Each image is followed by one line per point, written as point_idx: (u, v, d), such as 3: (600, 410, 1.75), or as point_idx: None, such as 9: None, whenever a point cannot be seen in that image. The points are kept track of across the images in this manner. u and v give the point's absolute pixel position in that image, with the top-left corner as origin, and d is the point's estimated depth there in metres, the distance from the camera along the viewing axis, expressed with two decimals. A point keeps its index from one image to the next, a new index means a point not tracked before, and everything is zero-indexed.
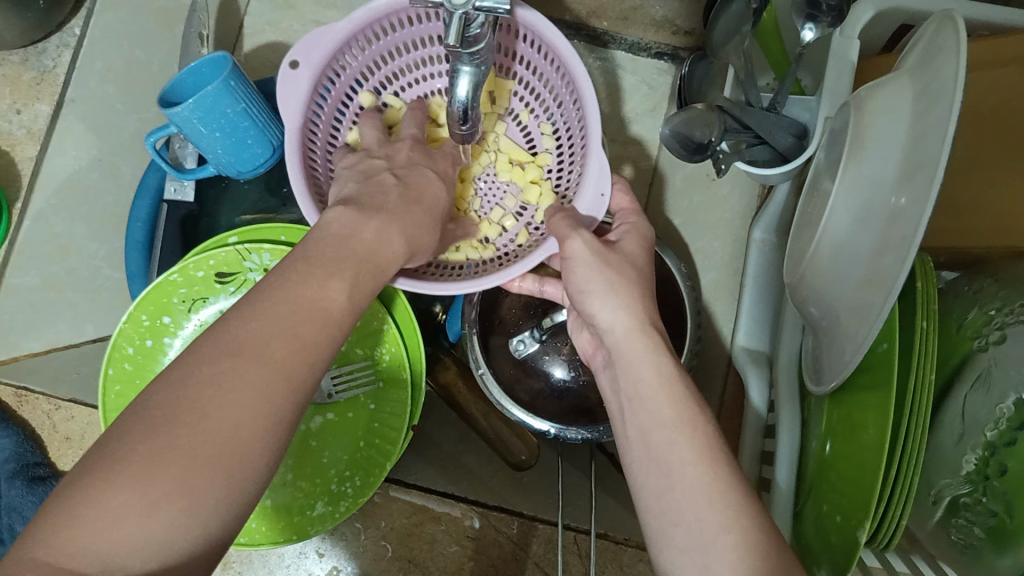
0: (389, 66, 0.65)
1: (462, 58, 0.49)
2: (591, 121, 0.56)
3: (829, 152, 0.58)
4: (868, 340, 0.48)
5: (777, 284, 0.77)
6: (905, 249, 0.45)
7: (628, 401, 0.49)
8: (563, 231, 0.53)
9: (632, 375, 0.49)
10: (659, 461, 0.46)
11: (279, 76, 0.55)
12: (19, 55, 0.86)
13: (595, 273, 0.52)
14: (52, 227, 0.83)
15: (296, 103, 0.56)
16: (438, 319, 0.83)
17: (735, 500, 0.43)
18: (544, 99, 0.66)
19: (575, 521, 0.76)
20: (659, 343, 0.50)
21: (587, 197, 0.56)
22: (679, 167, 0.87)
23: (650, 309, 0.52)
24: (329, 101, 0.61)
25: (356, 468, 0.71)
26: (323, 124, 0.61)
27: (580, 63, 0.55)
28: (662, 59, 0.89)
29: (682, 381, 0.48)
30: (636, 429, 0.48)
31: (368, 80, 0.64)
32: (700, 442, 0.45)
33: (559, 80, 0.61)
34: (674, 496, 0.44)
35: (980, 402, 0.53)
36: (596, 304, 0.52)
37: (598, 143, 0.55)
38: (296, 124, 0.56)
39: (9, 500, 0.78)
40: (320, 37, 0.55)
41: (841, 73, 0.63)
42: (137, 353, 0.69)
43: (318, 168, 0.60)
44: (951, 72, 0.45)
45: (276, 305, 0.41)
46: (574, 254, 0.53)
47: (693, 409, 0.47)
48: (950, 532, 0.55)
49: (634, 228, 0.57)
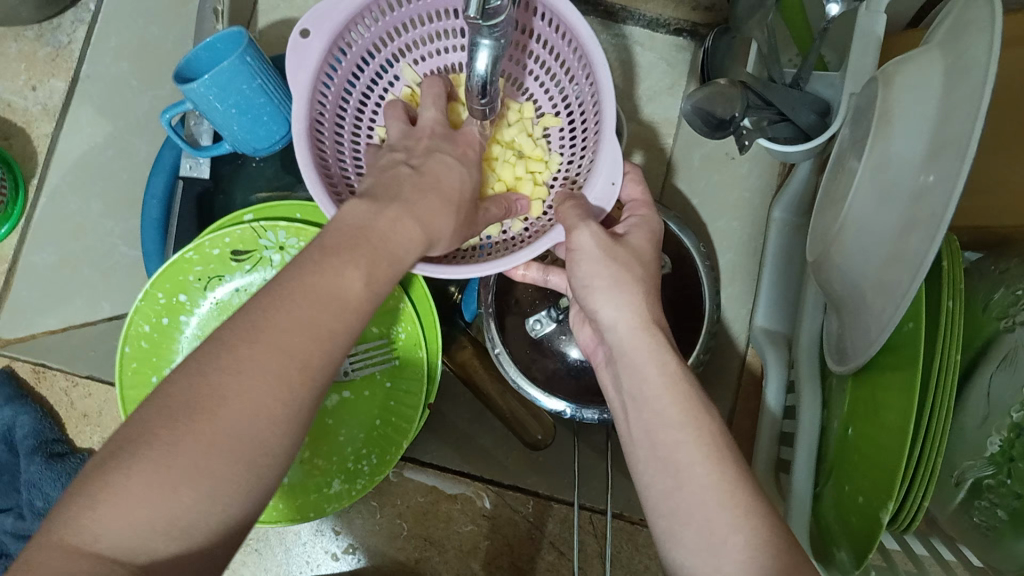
0: (399, 41, 0.64)
1: (481, 31, 0.47)
2: (605, 113, 0.55)
3: (855, 130, 0.57)
4: (895, 319, 0.47)
5: (798, 264, 0.76)
6: (934, 227, 0.44)
7: (632, 402, 0.48)
8: (569, 222, 0.52)
9: (635, 375, 0.48)
10: (661, 458, 0.45)
11: (289, 45, 0.54)
12: (33, 31, 0.86)
13: (600, 267, 0.51)
14: (69, 204, 0.83)
15: (303, 76, 0.54)
16: (454, 299, 0.82)
17: (744, 498, 0.43)
18: (556, 75, 0.64)
19: (590, 501, 0.77)
20: (662, 341, 0.49)
21: (598, 185, 0.55)
22: (698, 146, 0.86)
23: (654, 311, 0.51)
24: (338, 76, 0.60)
25: (371, 446, 0.72)
26: (334, 95, 0.60)
27: (598, 49, 0.53)
28: (681, 36, 0.88)
29: (687, 381, 0.47)
30: (642, 428, 0.47)
31: (377, 58, 0.63)
32: (706, 443, 0.45)
33: (577, 63, 0.60)
34: (683, 497, 0.43)
35: (1005, 382, 0.52)
36: (598, 302, 0.51)
37: (612, 132, 0.54)
38: (305, 95, 0.55)
39: (29, 477, 0.77)
40: (332, 10, 0.54)
41: (866, 49, 0.62)
42: (153, 330, 0.69)
43: (326, 140, 0.60)
44: (985, 45, 0.44)
45: (310, 279, 0.41)
46: (580, 246, 0.51)
47: (698, 407, 0.46)
48: (972, 514, 0.54)
49: (643, 221, 0.56)
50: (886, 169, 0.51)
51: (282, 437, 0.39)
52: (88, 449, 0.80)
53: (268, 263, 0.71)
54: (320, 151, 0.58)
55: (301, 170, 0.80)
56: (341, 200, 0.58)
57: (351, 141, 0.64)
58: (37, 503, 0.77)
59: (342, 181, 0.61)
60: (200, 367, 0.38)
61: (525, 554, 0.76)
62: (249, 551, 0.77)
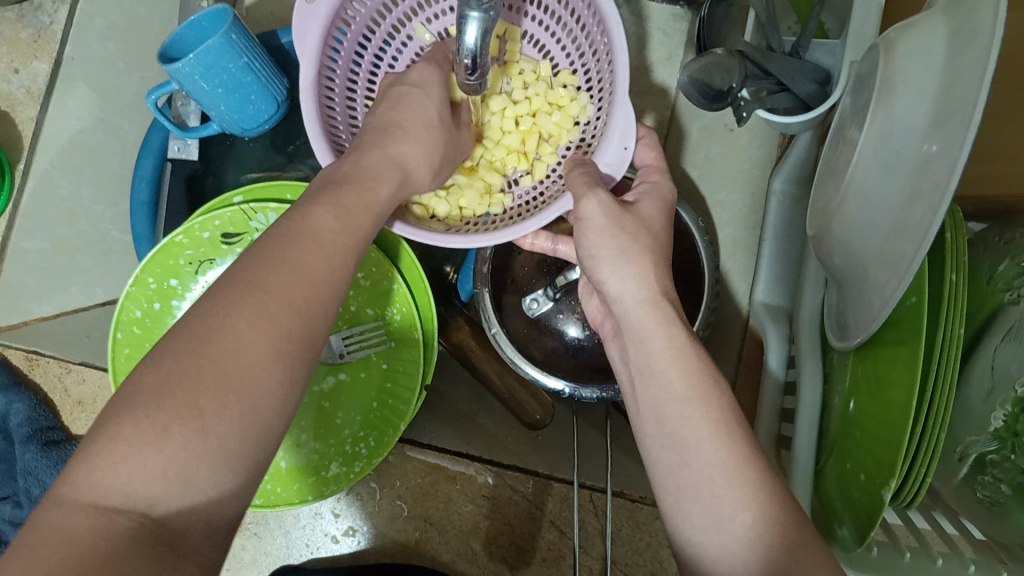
0: (401, 8, 0.63)
1: (469, 2, 0.46)
2: (619, 77, 0.53)
3: (857, 97, 0.55)
4: (898, 294, 0.46)
5: (800, 237, 0.75)
6: (938, 199, 0.43)
7: (640, 375, 0.47)
8: (580, 189, 0.51)
9: (643, 347, 0.47)
10: (671, 434, 0.44)
11: (296, 8, 0.52)
12: (15, 12, 0.84)
13: (606, 238, 0.50)
14: (57, 188, 0.82)
15: (311, 40, 0.53)
16: (449, 278, 0.83)
17: (753, 476, 0.42)
18: (568, 26, 0.62)
19: (590, 479, 0.76)
20: (671, 314, 0.48)
21: (609, 150, 0.54)
22: (697, 118, 0.84)
23: (663, 279, 0.50)
24: (347, 42, 0.58)
25: (370, 427, 0.71)
26: (343, 65, 0.59)
27: (614, 7, 0.51)
28: (678, 4, 0.85)
29: (696, 354, 0.46)
30: (648, 403, 0.46)
31: (383, 23, 0.62)
32: (716, 418, 0.44)
33: (590, 18, 0.57)
34: (691, 473, 0.43)
35: (1012, 354, 0.51)
36: (605, 272, 0.50)
37: (624, 95, 0.52)
38: (314, 59, 0.53)
39: (25, 465, 0.77)
40: None
41: (868, 15, 0.61)
42: (145, 316, 0.69)
43: (337, 118, 0.58)
44: (991, 8, 0.42)
45: (317, 259, 0.42)
46: (588, 216, 0.51)
47: (707, 381, 0.45)
48: (976, 489, 0.53)
49: (654, 189, 0.55)
50: (890, 140, 0.49)
51: (270, 421, 0.38)
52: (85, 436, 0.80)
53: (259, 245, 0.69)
54: (330, 116, 0.57)
55: (292, 151, 0.80)
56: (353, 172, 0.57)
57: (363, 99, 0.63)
58: (35, 491, 0.77)
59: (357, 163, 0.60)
60: (206, 340, 0.37)
61: (525, 533, 0.76)
62: (249, 535, 0.77)
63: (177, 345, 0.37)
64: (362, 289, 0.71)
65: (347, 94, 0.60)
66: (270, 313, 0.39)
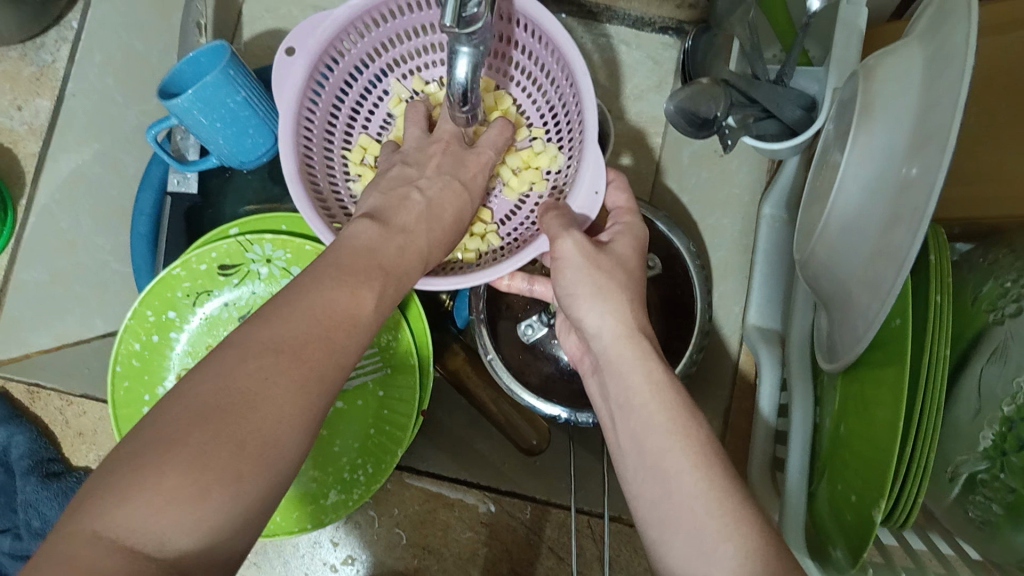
0: (387, 57, 0.64)
1: (460, 39, 0.47)
2: (588, 122, 0.55)
3: (839, 123, 0.56)
4: (881, 315, 0.47)
5: (789, 261, 0.76)
6: (916, 222, 0.44)
7: (620, 409, 0.48)
8: (554, 230, 0.52)
9: (622, 383, 0.48)
10: (652, 468, 0.45)
11: (273, 62, 0.55)
12: (18, 50, 0.86)
13: (583, 275, 0.51)
14: (58, 222, 0.83)
15: (287, 95, 0.55)
16: (445, 306, 0.82)
17: (735, 506, 0.42)
18: (541, 83, 0.64)
19: (588, 504, 0.77)
20: (646, 348, 0.49)
21: (581, 195, 0.55)
22: (686, 144, 0.86)
23: (640, 317, 0.50)
24: (328, 90, 0.60)
25: (367, 455, 0.71)
26: (322, 110, 0.60)
27: (575, 49, 0.53)
28: (667, 33, 0.87)
29: (673, 389, 0.47)
30: (630, 436, 0.47)
31: (368, 71, 0.64)
32: (694, 451, 0.44)
33: (558, 69, 0.60)
34: (674, 503, 0.43)
35: (997, 375, 0.52)
36: (584, 309, 0.51)
37: (593, 140, 0.54)
38: (291, 113, 0.55)
39: (25, 497, 0.77)
40: (316, 25, 0.55)
41: (850, 40, 0.62)
42: (144, 348, 0.69)
43: (314, 162, 0.60)
44: (963, 36, 0.43)
45: None
46: (564, 255, 0.51)
47: (685, 415, 0.46)
48: (967, 509, 0.54)
49: (628, 228, 0.56)
50: (871, 165, 0.50)
51: None
52: (85, 467, 0.80)
53: (256, 276, 0.71)
54: (309, 166, 0.59)
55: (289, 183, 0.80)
56: (336, 223, 0.59)
57: (340, 151, 0.65)
58: (34, 523, 0.77)
59: (336, 205, 0.61)
60: None
61: (524, 560, 0.76)
62: (248, 565, 0.77)
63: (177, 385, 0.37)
64: None
65: (325, 138, 0.62)
66: None
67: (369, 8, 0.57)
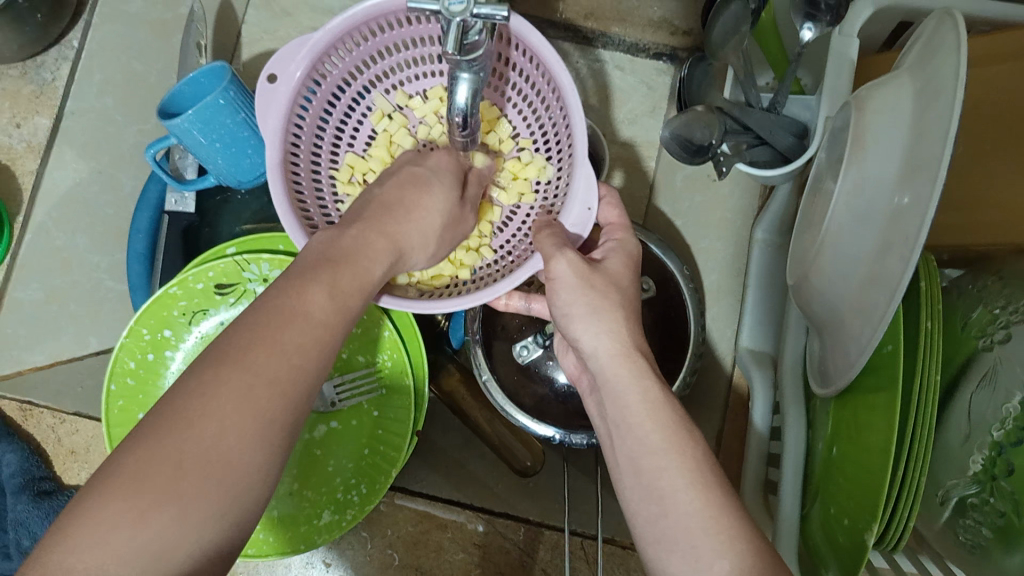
0: (376, 68, 0.65)
1: (460, 65, 0.48)
2: (576, 135, 0.56)
3: (831, 153, 0.58)
4: (874, 341, 0.48)
5: (781, 285, 0.77)
6: (908, 251, 0.45)
7: (615, 427, 0.49)
8: (547, 251, 0.52)
9: (618, 402, 0.48)
10: (648, 486, 0.45)
11: (255, 92, 0.55)
12: (18, 69, 0.86)
13: (577, 296, 0.51)
14: (54, 239, 0.83)
15: (272, 116, 0.56)
16: (441, 326, 0.82)
17: (730, 523, 0.43)
18: (532, 102, 0.65)
19: (581, 526, 0.77)
20: (643, 368, 0.49)
21: (575, 211, 0.56)
22: (680, 168, 0.87)
23: (636, 336, 0.51)
24: (314, 106, 0.61)
25: (361, 475, 0.71)
26: (308, 128, 0.61)
27: (564, 70, 0.54)
28: (660, 59, 0.89)
29: (671, 408, 0.48)
30: (625, 455, 0.47)
31: (357, 83, 0.64)
32: (693, 467, 0.45)
33: (546, 86, 0.61)
34: (668, 524, 0.43)
35: (987, 401, 0.53)
36: (579, 329, 0.51)
37: (584, 156, 0.55)
38: (275, 136, 0.56)
39: (17, 515, 0.77)
40: (299, 48, 0.55)
41: (840, 73, 0.63)
42: (139, 367, 0.70)
43: (303, 183, 0.61)
44: (953, 70, 0.45)
45: (310, 318, 0.43)
46: (559, 276, 0.52)
47: (682, 433, 0.46)
48: (958, 532, 0.54)
49: (619, 245, 0.56)
50: (862, 194, 0.51)
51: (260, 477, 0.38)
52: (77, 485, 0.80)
53: (252, 295, 0.71)
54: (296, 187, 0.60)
55: None
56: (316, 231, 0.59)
57: (328, 168, 0.66)
58: (24, 542, 0.76)
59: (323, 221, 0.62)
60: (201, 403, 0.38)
61: None
62: None
63: (174, 406, 0.38)
64: (354, 337, 0.72)
65: (311, 157, 0.63)
66: (258, 381, 0.39)
67: (359, 27, 0.57)
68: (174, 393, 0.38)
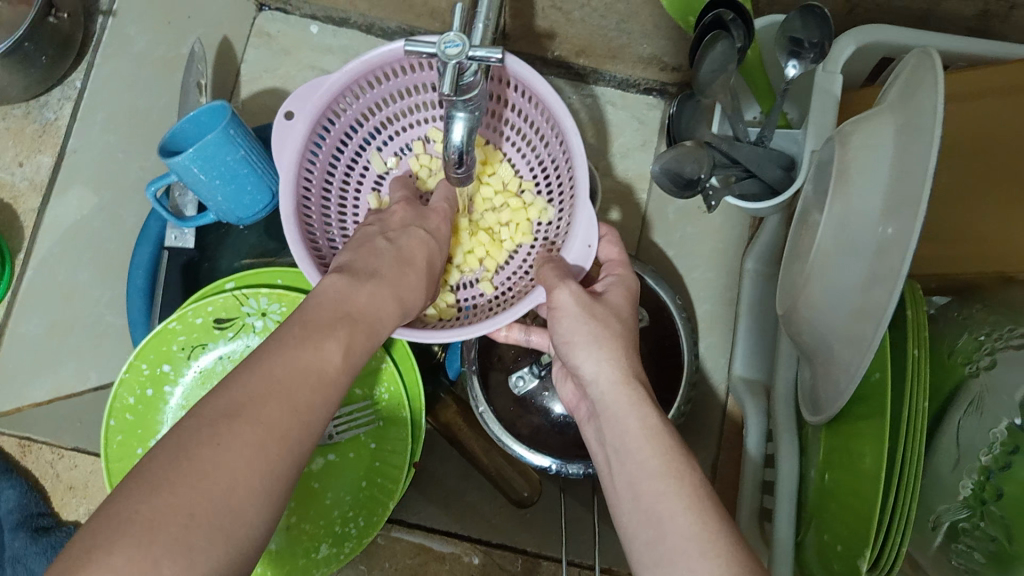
0: (384, 113, 0.67)
1: (455, 105, 0.50)
2: (580, 174, 0.58)
3: (818, 186, 0.59)
4: (863, 368, 0.49)
5: (773, 314, 0.78)
6: (893, 281, 0.46)
7: (614, 453, 0.49)
8: (551, 281, 0.54)
9: (618, 427, 0.50)
10: (647, 512, 0.46)
11: (273, 127, 0.58)
12: (21, 108, 0.88)
13: (579, 324, 0.52)
14: (55, 275, 0.84)
15: (289, 152, 0.58)
16: (437, 357, 0.83)
17: (726, 547, 0.43)
18: (529, 138, 0.67)
19: (579, 556, 0.78)
20: (643, 394, 0.50)
21: (575, 248, 0.57)
22: (671, 201, 0.89)
23: (634, 362, 0.52)
24: (326, 148, 0.62)
25: (359, 507, 0.72)
26: (320, 168, 0.63)
27: (569, 116, 0.56)
28: (651, 95, 0.91)
29: (666, 435, 0.48)
30: (624, 480, 0.48)
31: (366, 128, 0.66)
32: (689, 493, 0.46)
33: (546, 127, 0.62)
34: (665, 546, 0.44)
35: (975, 427, 0.54)
36: (580, 356, 0.52)
37: (585, 195, 0.57)
38: (292, 171, 0.58)
39: (14, 551, 0.78)
40: (314, 90, 0.58)
41: (826, 108, 0.65)
42: (138, 402, 0.70)
43: (314, 219, 0.62)
44: (930, 108, 0.46)
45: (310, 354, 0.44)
46: (561, 304, 0.53)
47: (679, 458, 0.47)
48: (952, 557, 0.55)
49: (620, 280, 0.57)
50: (848, 226, 0.53)
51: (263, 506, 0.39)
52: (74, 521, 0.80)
53: (251, 329, 0.72)
54: (308, 222, 0.61)
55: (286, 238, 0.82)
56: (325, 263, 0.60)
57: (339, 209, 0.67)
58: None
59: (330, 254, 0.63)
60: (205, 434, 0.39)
61: None
62: None
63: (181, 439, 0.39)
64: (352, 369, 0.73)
65: (322, 196, 0.64)
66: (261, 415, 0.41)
67: (368, 71, 0.59)
68: (181, 427, 0.40)
